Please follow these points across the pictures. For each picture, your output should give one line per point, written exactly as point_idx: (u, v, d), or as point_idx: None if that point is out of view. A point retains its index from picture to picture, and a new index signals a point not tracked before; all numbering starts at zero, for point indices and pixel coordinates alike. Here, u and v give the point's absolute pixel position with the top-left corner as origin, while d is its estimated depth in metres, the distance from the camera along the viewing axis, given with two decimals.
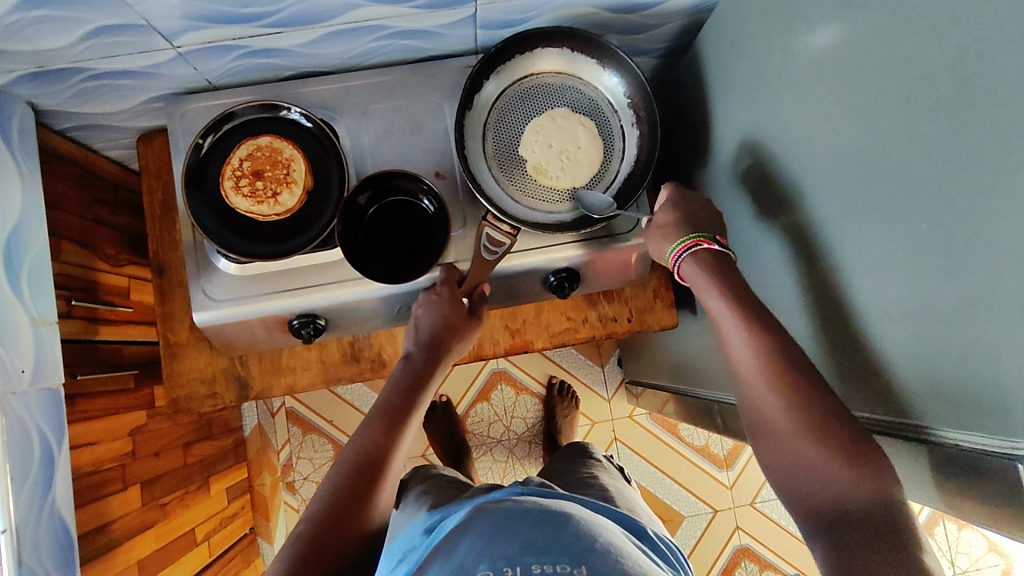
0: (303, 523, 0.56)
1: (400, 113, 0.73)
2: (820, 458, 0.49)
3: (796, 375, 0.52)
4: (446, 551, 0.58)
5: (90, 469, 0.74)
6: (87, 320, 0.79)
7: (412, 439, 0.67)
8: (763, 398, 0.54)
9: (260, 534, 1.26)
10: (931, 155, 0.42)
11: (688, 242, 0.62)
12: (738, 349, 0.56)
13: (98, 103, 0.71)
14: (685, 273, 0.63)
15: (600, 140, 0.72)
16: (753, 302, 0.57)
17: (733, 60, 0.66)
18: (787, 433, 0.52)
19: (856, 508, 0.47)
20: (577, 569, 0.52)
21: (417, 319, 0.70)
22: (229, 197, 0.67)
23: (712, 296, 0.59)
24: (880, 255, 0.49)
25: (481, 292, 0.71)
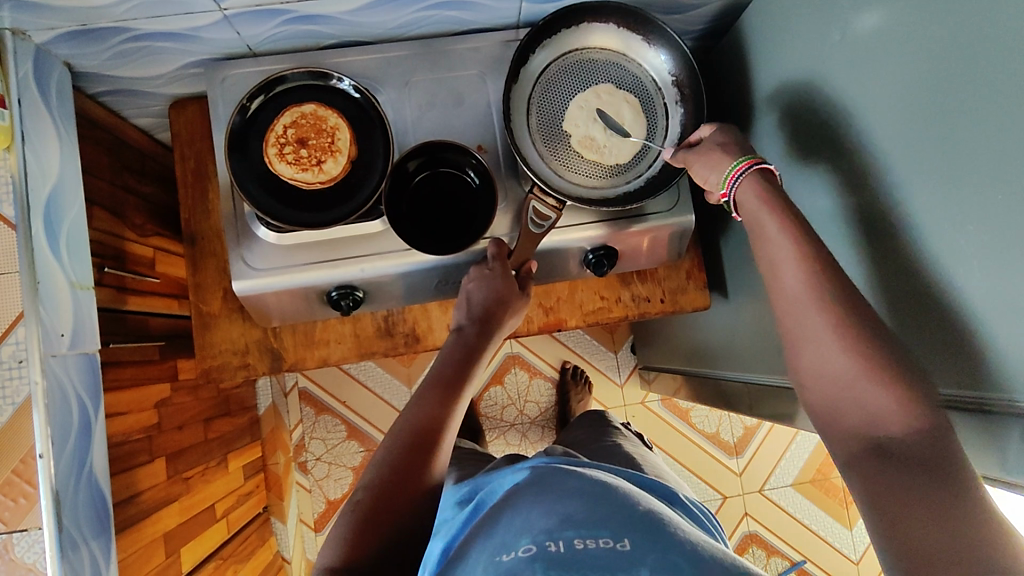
0: (361, 491, 0.55)
1: (443, 86, 0.73)
2: (873, 391, 0.46)
3: (848, 304, 0.49)
4: (486, 533, 0.57)
5: (121, 438, 0.73)
6: (116, 289, 0.78)
7: (465, 409, 0.67)
8: (811, 326, 0.50)
9: (274, 513, 1.24)
10: (1001, 133, 0.42)
11: (745, 164, 0.58)
12: (789, 269, 0.52)
13: (134, 67, 0.69)
14: (741, 197, 0.58)
15: (643, 118, 0.72)
16: (805, 225, 0.54)
17: (779, 39, 0.66)
18: (832, 364, 0.48)
19: (902, 443, 0.44)
20: (619, 542, 0.51)
21: (468, 292, 0.71)
22: (273, 164, 0.67)
23: (767, 219, 0.55)
24: (938, 231, 0.49)
25: (528, 268, 0.72)
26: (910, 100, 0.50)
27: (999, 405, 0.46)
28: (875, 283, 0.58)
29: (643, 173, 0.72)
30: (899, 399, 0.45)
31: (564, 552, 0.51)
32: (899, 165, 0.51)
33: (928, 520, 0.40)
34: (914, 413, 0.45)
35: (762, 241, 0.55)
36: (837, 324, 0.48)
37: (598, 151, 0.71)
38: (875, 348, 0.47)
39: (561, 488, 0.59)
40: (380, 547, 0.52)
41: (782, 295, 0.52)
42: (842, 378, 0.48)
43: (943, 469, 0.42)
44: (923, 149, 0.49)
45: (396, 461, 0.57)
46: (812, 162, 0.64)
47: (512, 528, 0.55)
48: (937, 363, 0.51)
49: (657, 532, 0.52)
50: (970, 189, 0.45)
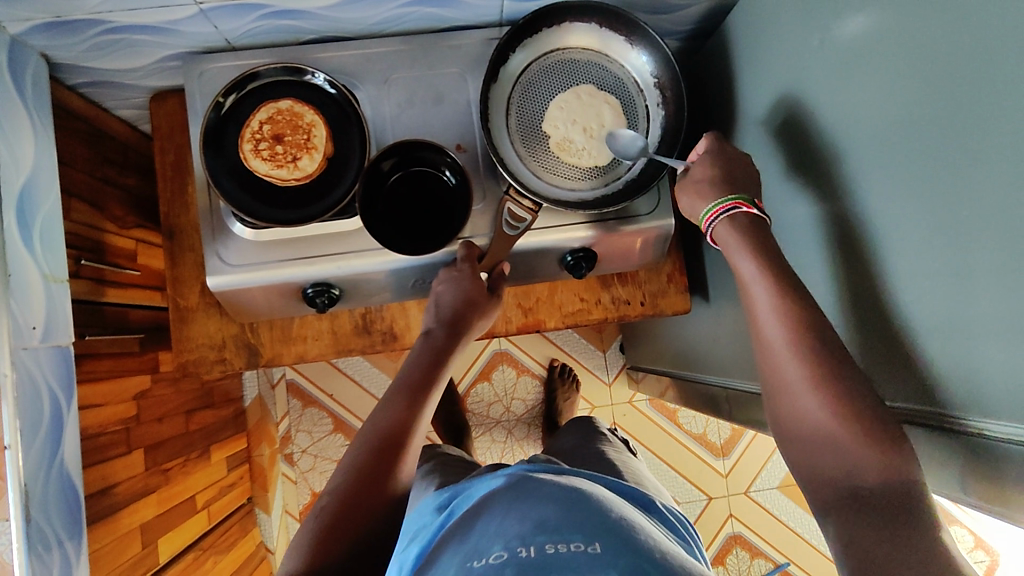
0: (327, 497, 0.56)
1: (422, 83, 0.72)
2: (845, 441, 0.48)
3: (822, 350, 0.50)
4: (461, 536, 0.57)
5: (96, 430, 0.73)
6: (94, 281, 0.78)
7: (433, 413, 0.67)
8: (786, 364, 0.52)
9: (258, 504, 1.25)
10: (971, 147, 0.41)
11: (727, 204, 0.60)
12: (766, 316, 0.54)
13: (112, 59, 0.69)
14: (722, 236, 0.60)
15: (624, 119, 0.71)
16: (783, 268, 0.55)
17: (763, 43, 0.65)
18: (805, 402, 0.50)
19: (875, 492, 0.46)
20: (590, 545, 0.51)
21: (438, 294, 0.71)
22: (248, 160, 0.66)
23: (744, 261, 0.56)
24: (908, 242, 0.48)
25: (501, 270, 0.72)
26: (885, 112, 0.49)
27: (955, 422, 0.46)
28: (846, 295, 0.57)
29: (622, 175, 0.71)
30: (869, 447, 0.47)
31: (534, 557, 0.51)
32: (873, 176, 0.51)
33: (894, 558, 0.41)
34: (884, 453, 0.46)
35: (743, 283, 0.57)
36: (811, 373, 0.50)
37: (578, 152, 0.70)
38: (843, 387, 0.49)
39: (538, 493, 0.59)
40: (344, 552, 0.53)
41: (761, 329, 0.54)
42: (814, 418, 0.50)
43: (908, 509, 0.44)
44: (894, 160, 0.48)
45: (361, 467, 0.58)
46: (791, 168, 0.63)
47: (487, 532, 0.55)
48: (903, 375, 0.51)
49: (625, 537, 0.52)
50: (938, 202, 0.45)
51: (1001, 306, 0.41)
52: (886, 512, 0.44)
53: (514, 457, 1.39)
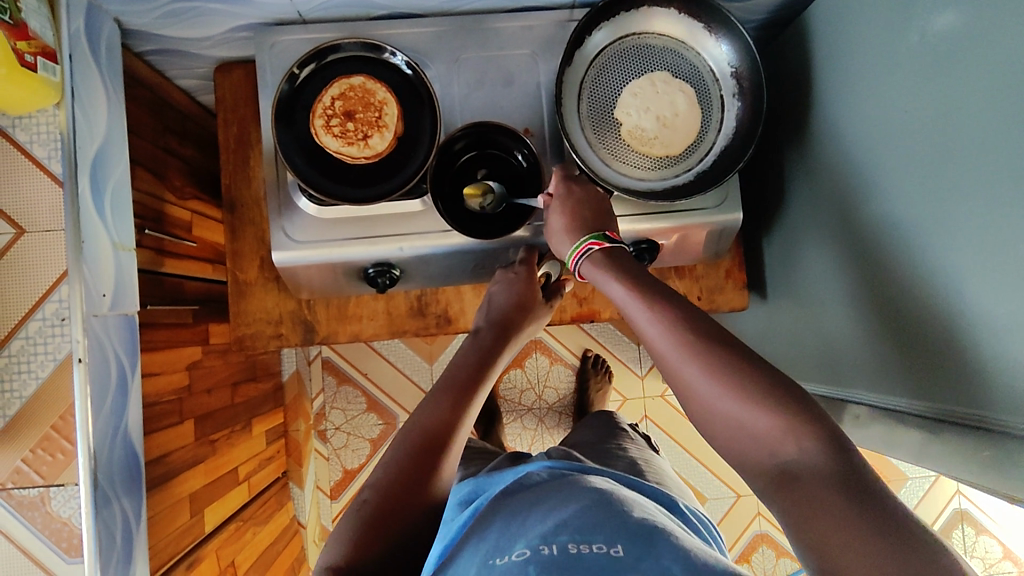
0: (366, 491, 0.55)
1: (493, 64, 0.71)
2: (757, 422, 0.47)
3: (700, 342, 0.50)
4: (480, 533, 0.58)
5: (154, 399, 0.74)
6: (154, 250, 0.78)
7: (478, 413, 0.66)
8: (670, 358, 0.51)
9: (292, 478, 1.26)
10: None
11: (582, 246, 0.61)
12: (652, 330, 0.53)
13: (183, 28, 0.69)
14: (590, 272, 0.61)
15: (698, 109, 0.70)
16: (649, 280, 0.56)
17: (848, 36, 0.63)
18: (711, 396, 0.49)
19: (805, 464, 0.44)
20: (612, 548, 0.50)
21: (492, 295, 0.74)
22: (319, 136, 0.65)
23: (615, 287, 0.57)
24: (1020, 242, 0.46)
25: (560, 286, 0.77)
26: (999, 110, 0.47)
27: None
28: (930, 298, 0.56)
29: (692, 166, 0.70)
30: (778, 423, 0.46)
31: (557, 555, 0.50)
32: (981, 178, 0.49)
33: (840, 527, 0.39)
34: (795, 424, 0.45)
35: (620, 307, 0.57)
36: (706, 367, 0.49)
37: (650, 141, 0.69)
38: (734, 374, 0.48)
39: (564, 496, 0.60)
40: (383, 549, 0.52)
41: (649, 338, 0.54)
42: (725, 410, 0.48)
43: (854, 478, 0.41)
44: (1005, 160, 0.47)
45: (402, 462, 0.57)
46: (875, 165, 0.62)
47: (507, 534, 0.56)
48: (997, 386, 0.49)
49: (646, 537, 0.52)
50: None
51: None
52: (831, 486, 0.41)
53: (544, 445, 1.39)
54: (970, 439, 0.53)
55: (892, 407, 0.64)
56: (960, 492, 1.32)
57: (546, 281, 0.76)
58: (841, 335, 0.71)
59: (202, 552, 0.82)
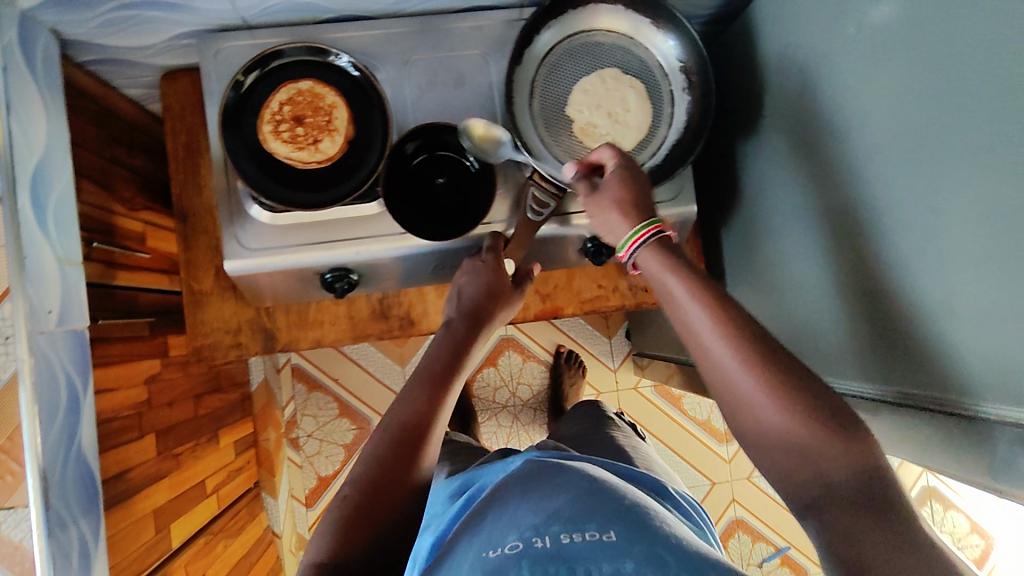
0: (348, 486, 0.55)
1: (444, 65, 0.71)
2: (805, 438, 0.47)
3: (763, 353, 0.49)
4: (474, 527, 0.58)
5: (109, 415, 0.73)
6: (104, 263, 0.77)
7: (453, 404, 0.66)
8: (724, 361, 0.51)
9: (265, 488, 1.22)
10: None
11: (649, 229, 0.58)
12: (706, 332, 0.52)
13: (124, 36, 0.67)
14: (643, 263, 0.58)
15: (649, 104, 0.70)
16: (708, 280, 0.54)
17: (791, 29, 0.64)
18: (750, 399, 0.49)
19: (845, 484, 0.45)
20: (605, 534, 0.51)
21: (461, 285, 0.72)
22: (267, 141, 0.65)
23: (673, 283, 0.55)
24: (962, 230, 0.47)
25: (529, 271, 0.75)
26: (938, 99, 0.48)
27: (979, 410, 0.48)
28: (880, 283, 0.57)
29: (646, 161, 0.70)
30: (830, 445, 0.46)
31: (549, 549, 0.51)
32: (915, 164, 0.51)
33: (871, 537, 0.42)
34: (843, 447, 0.46)
35: (671, 303, 0.56)
36: (765, 379, 0.49)
37: (602, 138, 0.69)
38: (791, 388, 0.48)
39: (550, 484, 0.59)
40: (366, 544, 0.52)
41: (693, 333, 0.53)
42: (770, 420, 0.49)
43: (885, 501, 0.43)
44: (938, 148, 0.48)
45: (384, 457, 0.56)
46: (822, 155, 0.63)
47: (499, 523, 0.56)
48: (943, 367, 0.51)
49: (633, 519, 0.52)
50: (998, 192, 0.44)
51: None
52: (863, 513, 0.43)
53: (519, 443, 1.39)
54: (913, 419, 0.55)
55: (841, 391, 0.66)
56: (927, 471, 1.36)
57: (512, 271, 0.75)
58: (799, 321, 0.72)
59: (169, 568, 0.80)
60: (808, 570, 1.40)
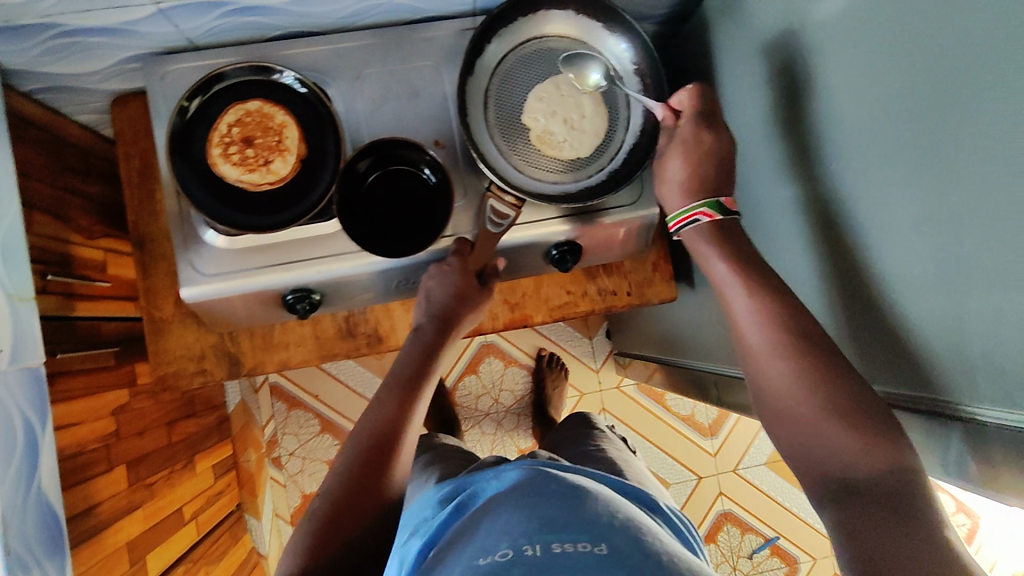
0: (320, 498, 0.56)
1: (396, 78, 0.70)
2: (833, 430, 0.48)
3: (803, 346, 0.52)
4: (467, 538, 0.52)
5: (73, 451, 0.71)
6: (63, 295, 0.75)
7: (426, 408, 0.67)
8: (760, 348, 0.54)
9: (247, 510, 1.20)
10: (966, 131, 0.39)
11: (688, 214, 0.63)
12: (749, 320, 0.55)
13: (66, 63, 0.66)
14: (693, 241, 0.63)
15: (605, 108, 0.70)
16: (760, 270, 0.57)
17: (741, 26, 0.64)
18: (783, 389, 0.52)
19: (867, 477, 0.45)
20: (597, 546, 0.48)
21: (428, 289, 0.70)
22: (217, 165, 0.64)
23: (720, 269, 0.59)
24: (903, 229, 0.47)
25: (494, 267, 0.72)
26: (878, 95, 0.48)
27: (924, 400, 0.49)
28: (836, 280, 0.56)
29: (604, 167, 0.70)
30: (858, 438, 0.47)
31: (542, 558, 0.47)
32: (858, 160, 0.50)
33: (893, 540, 0.40)
34: (868, 444, 0.46)
35: (721, 289, 0.59)
36: (797, 368, 0.51)
37: (559, 145, 0.69)
38: (825, 377, 0.50)
39: (535, 489, 0.55)
40: (337, 556, 0.52)
41: (739, 322, 0.56)
42: (800, 409, 0.50)
43: (900, 497, 0.43)
44: (880, 144, 0.48)
45: (354, 467, 0.57)
46: (775, 152, 0.62)
47: (491, 532, 0.51)
48: (898, 362, 0.51)
49: (627, 536, 0.49)
50: (936, 190, 0.43)
51: (994, 294, 0.40)
52: (890, 517, 0.42)
53: (504, 449, 1.38)
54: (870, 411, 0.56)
55: None
56: None
57: (484, 268, 0.71)
58: None
59: None
60: (798, 559, 1.41)
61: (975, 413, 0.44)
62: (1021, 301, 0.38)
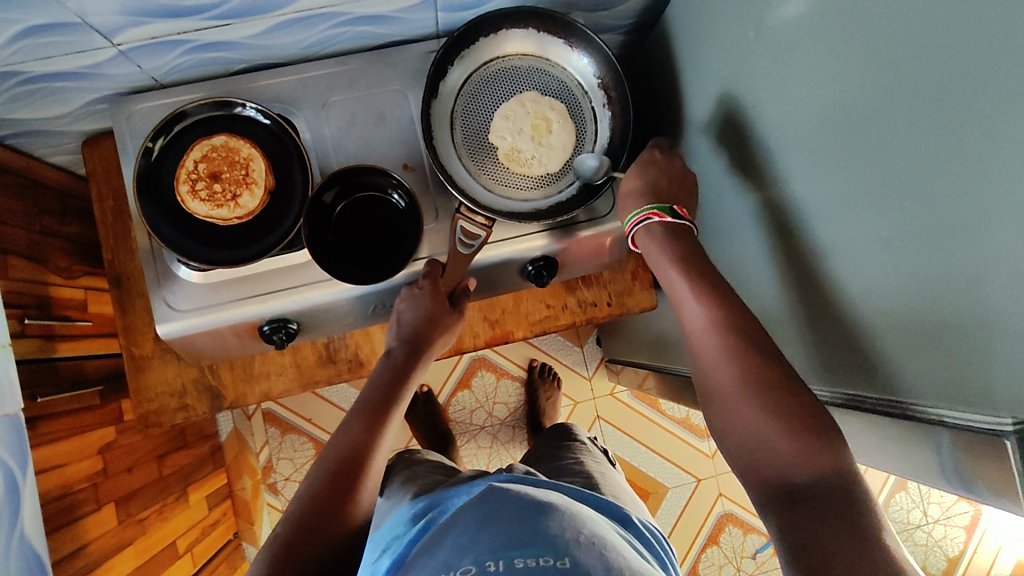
0: (281, 523, 0.56)
1: (363, 104, 0.70)
2: (774, 431, 0.50)
3: (748, 350, 0.53)
4: (430, 552, 0.53)
5: (59, 492, 0.71)
6: (43, 338, 0.75)
7: (395, 432, 0.68)
8: (707, 354, 0.56)
9: (244, 538, 1.25)
10: (924, 135, 0.39)
11: (641, 215, 0.64)
12: (698, 326, 0.57)
13: (33, 108, 0.66)
14: (648, 248, 0.64)
15: (571, 121, 0.70)
16: (711, 278, 0.59)
17: (701, 35, 0.64)
18: (731, 402, 0.53)
19: (805, 477, 0.47)
20: (560, 560, 0.47)
21: (400, 313, 0.71)
22: (186, 202, 0.64)
23: (673, 276, 0.60)
24: (866, 233, 0.46)
25: (464, 287, 0.71)
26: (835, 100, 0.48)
27: (899, 407, 0.48)
28: (804, 285, 0.56)
29: (574, 180, 0.70)
30: (796, 438, 0.48)
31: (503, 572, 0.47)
32: (819, 166, 0.50)
33: (833, 539, 0.42)
34: (813, 446, 0.47)
35: (675, 297, 0.60)
36: (741, 372, 0.53)
37: (527, 161, 0.69)
38: (768, 380, 0.51)
39: (506, 505, 0.55)
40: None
41: (692, 334, 0.58)
42: (744, 412, 0.52)
43: (845, 507, 0.44)
44: (841, 148, 0.47)
45: (317, 493, 0.58)
46: (740, 159, 0.62)
47: (454, 547, 0.51)
48: (866, 367, 0.50)
49: (594, 553, 0.48)
50: (895, 193, 0.43)
51: (956, 296, 0.40)
52: (825, 516, 0.44)
53: (501, 462, 1.38)
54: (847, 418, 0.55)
55: None
56: None
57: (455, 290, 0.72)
58: None
59: None
60: None
61: (949, 419, 0.43)
62: (981, 303, 0.38)
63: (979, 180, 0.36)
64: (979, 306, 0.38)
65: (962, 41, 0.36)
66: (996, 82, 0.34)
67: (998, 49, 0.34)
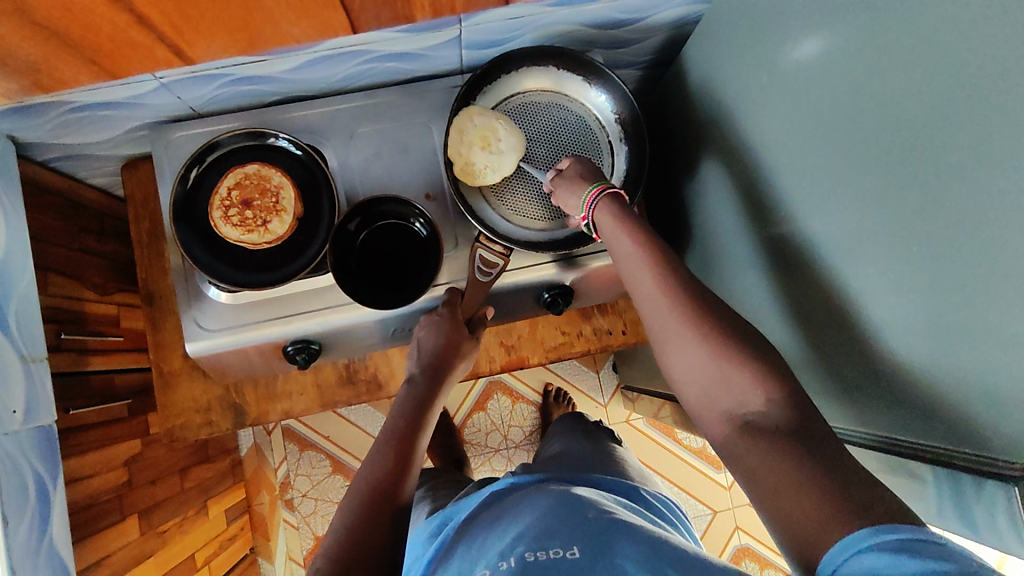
0: (321, 558, 0.53)
1: (387, 134, 0.73)
2: (739, 385, 0.48)
3: (702, 312, 0.52)
4: (443, 563, 0.55)
5: (86, 502, 0.73)
6: (77, 352, 0.78)
7: (422, 456, 0.67)
8: (663, 319, 0.53)
9: (260, 553, 1.28)
10: (930, 183, 0.41)
11: (598, 188, 0.62)
12: (649, 291, 0.55)
13: (79, 134, 0.70)
14: (599, 220, 0.61)
15: (516, 126, 0.70)
16: (657, 242, 0.57)
17: (716, 74, 0.66)
18: (681, 344, 0.52)
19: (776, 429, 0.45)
20: (568, 550, 0.48)
21: (419, 340, 0.72)
22: (218, 227, 0.67)
23: (623, 242, 0.58)
24: (874, 274, 0.47)
25: (483, 314, 0.74)
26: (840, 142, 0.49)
27: (904, 445, 0.49)
28: (812, 321, 0.57)
29: None
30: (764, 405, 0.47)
31: (514, 567, 0.47)
32: (829, 204, 0.51)
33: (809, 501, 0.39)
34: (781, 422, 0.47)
35: (623, 265, 0.58)
36: (701, 335, 0.51)
37: (481, 171, 0.68)
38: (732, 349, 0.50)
39: (519, 508, 0.56)
40: None
41: (644, 302, 0.55)
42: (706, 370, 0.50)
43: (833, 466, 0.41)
44: (851, 189, 0.48)
45: (354, 524, 0.55)
46: (752, 194, 0.63)
47: (467, 556, 0.53)
48: (876, 404, 0.51)
49: (605, 532, 0.49)
50: (906, 236, 0.43)
51: (964, 340, 0.40)
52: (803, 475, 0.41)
53: None
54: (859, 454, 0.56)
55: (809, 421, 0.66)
56: None
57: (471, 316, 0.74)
58: None
59: None
60: None
61: (953, 459, 0.44)
62: (990, 347, 0.38)
63: (984, 228, 0.37)
64: (983, 351, 0.39)
65: (967, 93, 0.37)
66: (1001, 134, 0.35)
67: (1000, 104, 0.35)
